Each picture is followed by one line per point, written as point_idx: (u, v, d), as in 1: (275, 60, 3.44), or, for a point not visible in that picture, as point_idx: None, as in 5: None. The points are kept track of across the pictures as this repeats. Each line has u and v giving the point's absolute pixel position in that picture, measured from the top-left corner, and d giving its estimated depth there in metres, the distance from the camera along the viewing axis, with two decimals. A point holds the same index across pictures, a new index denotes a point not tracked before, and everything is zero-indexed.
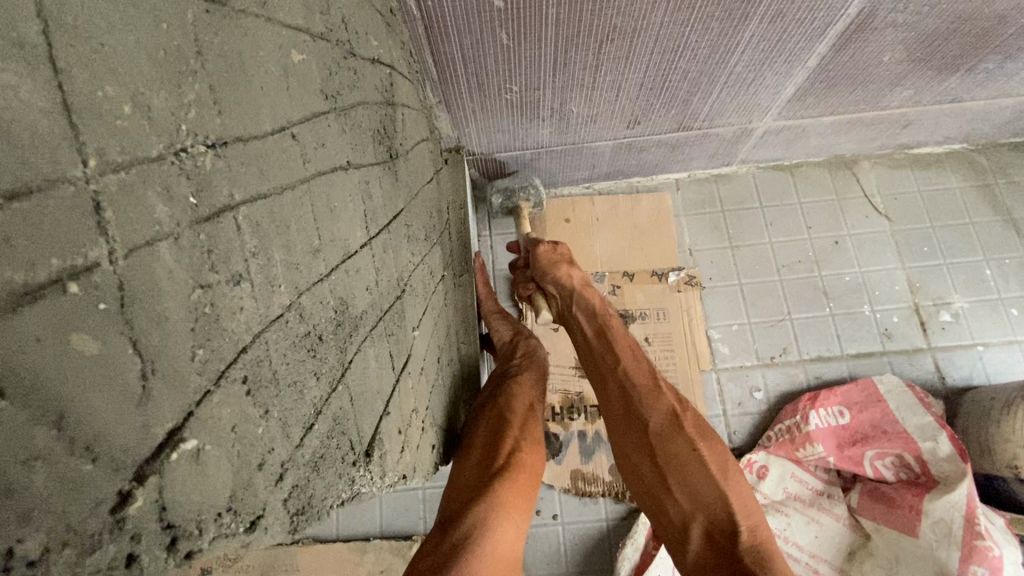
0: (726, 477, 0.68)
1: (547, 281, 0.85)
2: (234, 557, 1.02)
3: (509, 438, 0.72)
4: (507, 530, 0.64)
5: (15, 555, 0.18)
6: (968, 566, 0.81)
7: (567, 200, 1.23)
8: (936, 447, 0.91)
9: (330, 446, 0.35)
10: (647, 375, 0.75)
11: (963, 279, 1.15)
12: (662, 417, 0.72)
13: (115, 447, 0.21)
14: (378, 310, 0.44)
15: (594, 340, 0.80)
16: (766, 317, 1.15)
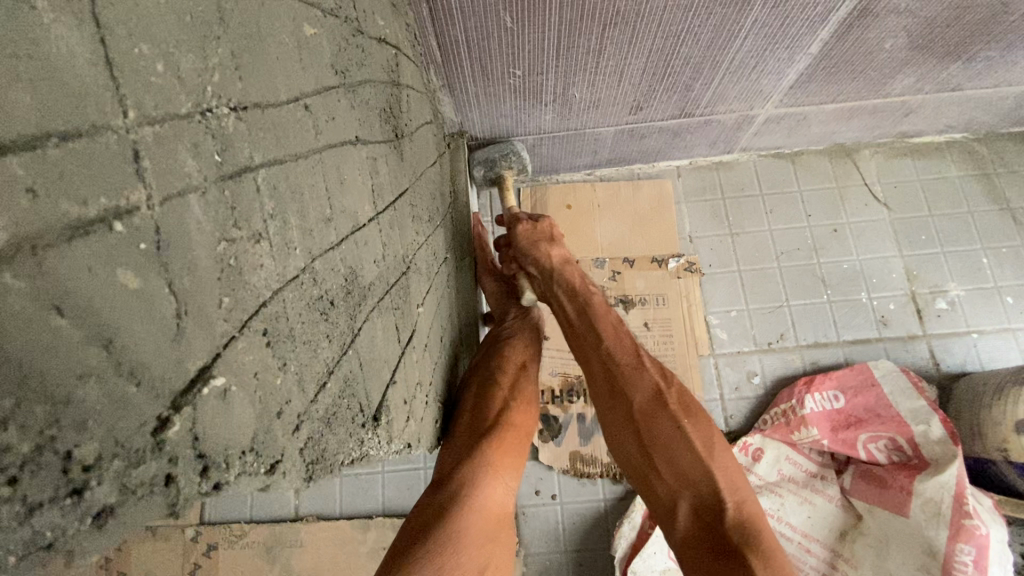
0: (712, 454, 0.69)
1: (529, 260, 0.85)
2: (241, 532, 1.06)
3: (499, 398, 0.74)
4: (498, 487, 0.67)
5: (73, 457, 0.20)
6: (956, 544, 0.83)
7: (568, 185, 1.24)
8: (928, 430, 0.93)
9: (341, 406, 0.37)
10: (631, 355, 0.77)
11: (959, 267, 1.16)
12: (647, 396, 0.73)
13: (154, 376, 0.23)
14: (385, 283, 0.46)
15: (577, 321, 0.81)
16: (764, 304, 1.16)
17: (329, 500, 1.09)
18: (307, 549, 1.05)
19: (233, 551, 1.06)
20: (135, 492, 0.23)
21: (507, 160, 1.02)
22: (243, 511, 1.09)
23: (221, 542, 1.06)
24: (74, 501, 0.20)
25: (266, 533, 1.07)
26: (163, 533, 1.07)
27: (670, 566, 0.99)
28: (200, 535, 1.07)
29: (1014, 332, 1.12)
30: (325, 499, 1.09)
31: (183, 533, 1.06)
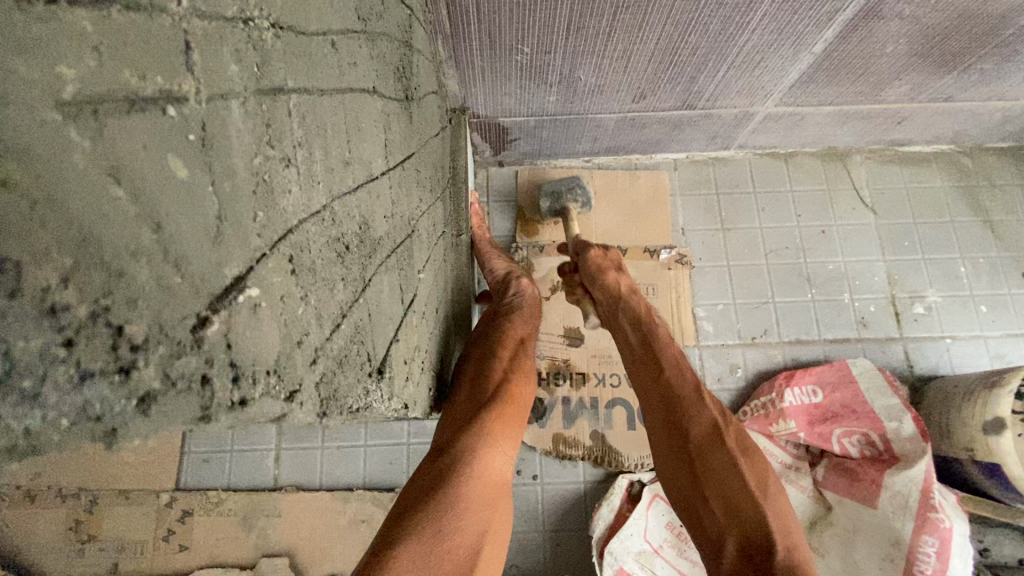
0: (764, 493, 0.71)
1: (598, 287, 0.94)
2: (218, 500, 1.05)
3: (498, 370, 0.75)
4: (496, 455, 0.67)
5: (123, 334, 0.22)
6: (920, 536, 0.86)
7: (566, 171, 1.24)
8: (900, 427, 0.97)
9: (351, 350, 0.38)
10: (691, 386, 0.81)
11: (937, 274, 1.20)
12: (704, 429, 0.76)
13: (195, 272, 0.24)
14: (393, 239, 0.46)
15: (640, 349, 0.87)
16: (751, 299, 1.18)
17: (309, 471, 1.08)
18: (284, 519, 1.04)
19: (209, 518, 1.05)
20: (177, 390, 0.24)
21: (574, 194, 1.12)
22: (220, 479, 1.08)
23: (197, 508, 1.05)
24: (122, 379, 0.22)
25: (243, 501, 1.06)
26: (137, 498, 1.06)
27: (645, 547, 1.01)
28: (176, 501, 1.06)
29: (985, 339, 1.17)
30: (305, 470, 1.08)
31: (158, 498, 1.05)
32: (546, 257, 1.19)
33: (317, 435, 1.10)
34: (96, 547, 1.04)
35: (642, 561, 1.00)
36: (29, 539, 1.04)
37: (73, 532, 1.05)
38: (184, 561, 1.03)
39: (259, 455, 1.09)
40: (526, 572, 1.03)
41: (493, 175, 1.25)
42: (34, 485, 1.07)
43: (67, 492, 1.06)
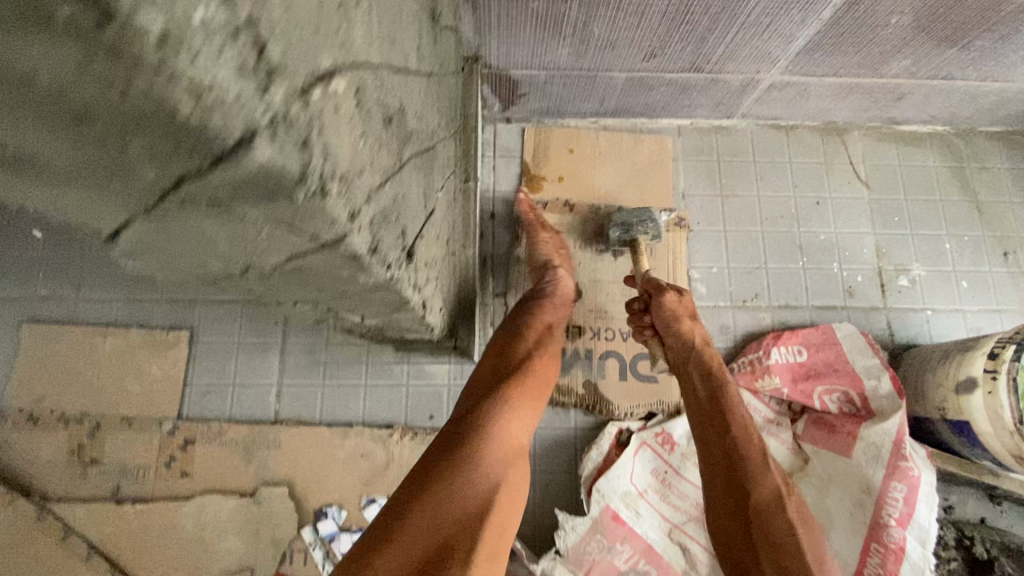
0: (818, 563, 0.81)
1: (671, 336, 0.97)
2: (220, 430, 1.08)
3: (516, 359, 0.87)
4: (511, 424, 0.77)
5: (265, 57, 0.27)
6: (890, 482, 0.95)
7: (572, 130, 1.26)
8: (878, 385, 1.02)
9: (389, 212, 0.44)
10: (758, 452, 0.88)
11: (924, 249, 1.25)
12: (770, 493, 0.85)
13: (301, 45, 0.29)
14: (417, 141, 0.50)
15: (707, 402, 0.93)
16: (745, 264, 1.22)
17: (310, 408, 1.11)
18: (285, 450, 1.08)
19: (211, 447, 1.08)
20: (285, 138, 0.29)
21: (644, 227, 1.09)
22: (222, 411, 1.11)
23: (199, 437, 1.08)
24: (263, 94, 0.27)
25: (245, 433, 1.09)
26: (140, 425, 1.09)
27: (630, 490, 1.06)
28: (178, 430, 1.08)
29: (963, 312, 1.22)
30: (306, 406, 1.11)
31: (161, 426, 1.08)
32: (548, 213, 1.22)
33: (318, 373, 1.13)
34: (99, 470, 1.07)
35: (627, 501, 1.05)
36: (30, 459, 1.06)
37: (76, 456, 1.07)
38: (185, 486, 1.06)
39: (261, 389, 1.12)
40: None
41: (500, 130, 1.26)
42: (37, 409, 1.09)
43: (70, 416, 1.09)
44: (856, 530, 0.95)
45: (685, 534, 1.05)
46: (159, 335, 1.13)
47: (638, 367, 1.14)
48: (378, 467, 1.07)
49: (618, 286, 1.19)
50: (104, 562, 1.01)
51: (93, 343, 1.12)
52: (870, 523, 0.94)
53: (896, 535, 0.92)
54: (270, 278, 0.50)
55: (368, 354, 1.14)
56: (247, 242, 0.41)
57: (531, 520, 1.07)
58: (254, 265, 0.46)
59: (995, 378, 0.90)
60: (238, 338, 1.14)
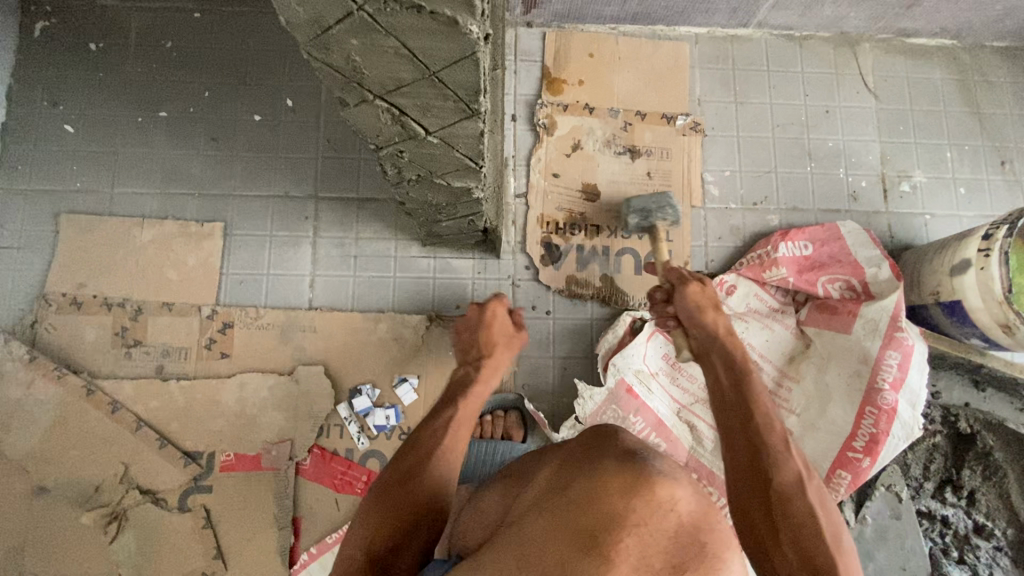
0: (838, 545, 0.65)
1: (694, 326, 0.85)
2: (256, 315, 1.15)
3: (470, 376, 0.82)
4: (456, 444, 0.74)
5: None
6: (885, 351, 1.03)
7: (591, 35, 1.28)
8: (878, 272, 1.10)
9: None
10: (779, 437, 0.71)
11: (925, 157, 1.30)
12: (793, 479, 0.68)
13: None
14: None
15: (730, 393, 0.76)
16: (755, 168, 1.28)
17: (341, 296, 1.17)
18: (319, 334, 1.14)
19: (248, 331, 1.14)
20: None
21: (663, 213, 1.04)
22: (257, 298, 1.16)
23: (237, 321, 1.14)
24: None
25: (280, 318, 1.15)
26: (180, 309, 1.14)
27: (642, 368, 1.15)
28: (217, 314, 1.14)
29: (959, 217, 1.28)
30: (338, 294, 1.17)
31: (200, 311, 1.14)
32: (568, 116, 1.25)
33: (348, 264, 1.18)
34: (142, 350, 1.12)
35: (640, 377, 1.14)
36: (76, 341, 1.12)
37: (119, 337, 1.13)
38: (225, 367, 1.13)
39: (293, 279, 1.17)
40: (536, 390, 1.16)
41: (522, 35, 1.29)
42: (80, 294, 1.13)
43: (112, 301, 1.14)
44: (851, 397, 1.05)
45: (693, 413, 1.15)
46: (194, 227, 1.17)
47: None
48: (407, 351, 1.15)
49: (634, 187, 1.24)
50: (153, 432, 1.08)
51: (131, 234, 1.16)
52: (865, 389, 1.04)
53: (889, 397, 1.02)
54: (370, 33, 0.41)
55: (395, 247, 1.19)
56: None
57: (549, 400, 1.16)
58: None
59: (988, 255, 0.97)
60: (269, 231, 1.19)
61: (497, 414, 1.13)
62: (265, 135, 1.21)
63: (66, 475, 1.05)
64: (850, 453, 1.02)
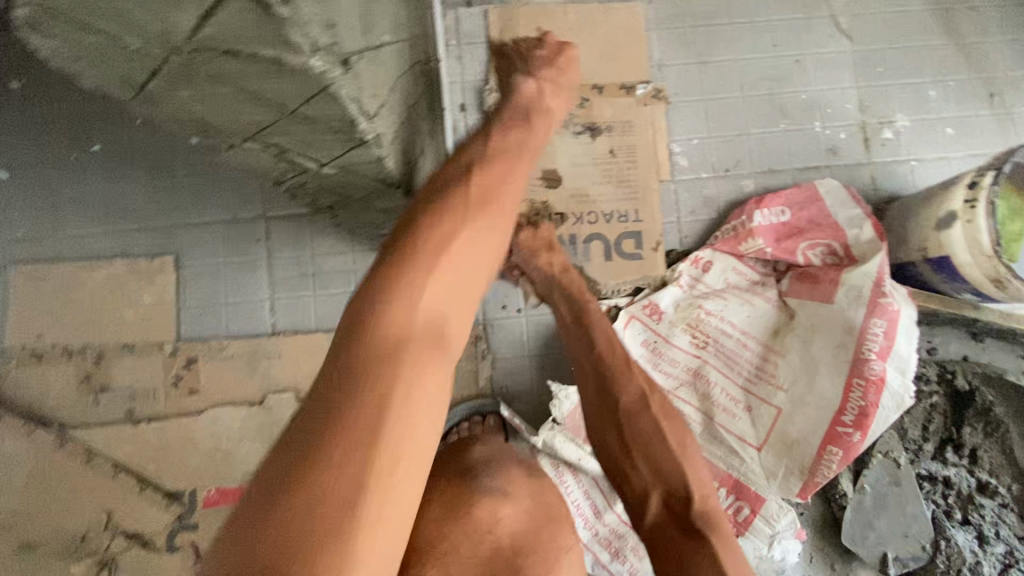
0: (684, 454, 0.80)
1: (531, 271, 0.95)
2: (219, 346, 1.12)
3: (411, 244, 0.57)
4: (409, 301, 0.55)
5: None
6: (871, 319, 0.98)
7: (532, 9, 1.19)
8: (860, 233, 1.04)
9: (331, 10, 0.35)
10: (620, 357, 0.86)
11: (907, 99, 1.21)
12: (634, 397, 0.82)
13: None
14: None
15: (572, 323, 0.91)
16: (724, 132, 1.20)
17: (305, 317, 1.14)
18: (286, 359, 1.11)
19: (214, 363, 1.12)
20: None
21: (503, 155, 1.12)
22: (219, 328, 1.13)
23: (201, 355, 1.11)
24: None
25: (244, 347, 1.12)
26: (141, 349, 1.11)
27: None
28: (180, 350, 1.11)
29: (948, 160, 1.20)
30: (301, 315, 1.13)
31: (162, 348, 1.11)
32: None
33: (307, 284, 1.15)
34: (110, 395, 1.10)
35: None
36: (41, 393, 1.09)
37: (86, 384, 1.10)
38: (196, 402, 1.11)
39: (253, 305, 1.14)
40: (515, 391, 1.13)
41: (462, 15, 1.20)
42: (38, 345, 1.10)
43: (72, 348, 1.11)
44: (838, 369, 1.00)
45: (677, 397, 1.09)
46: (144, 263, 1.13)
47: (623, 247, 1.15)
48: None
49: (596, 167, 1.17)
50: (131, 477, 1.07)
51: (81, 278, 1.12)
52: (852, 360, 0.99)
53: (877, 367, 0.97)
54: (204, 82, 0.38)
55: (354, 260, 1.14)
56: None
57: (529, 400, 1.13)
58: (174, 40, 0.32)
59: (974, 207, 0.90)
60: (222, 259, 1.14)
61: (475, 422, 1.09)
62: (203, 158, 1.15)
63: (50, 528, 1.05)
64: (839, 428, 0.98)
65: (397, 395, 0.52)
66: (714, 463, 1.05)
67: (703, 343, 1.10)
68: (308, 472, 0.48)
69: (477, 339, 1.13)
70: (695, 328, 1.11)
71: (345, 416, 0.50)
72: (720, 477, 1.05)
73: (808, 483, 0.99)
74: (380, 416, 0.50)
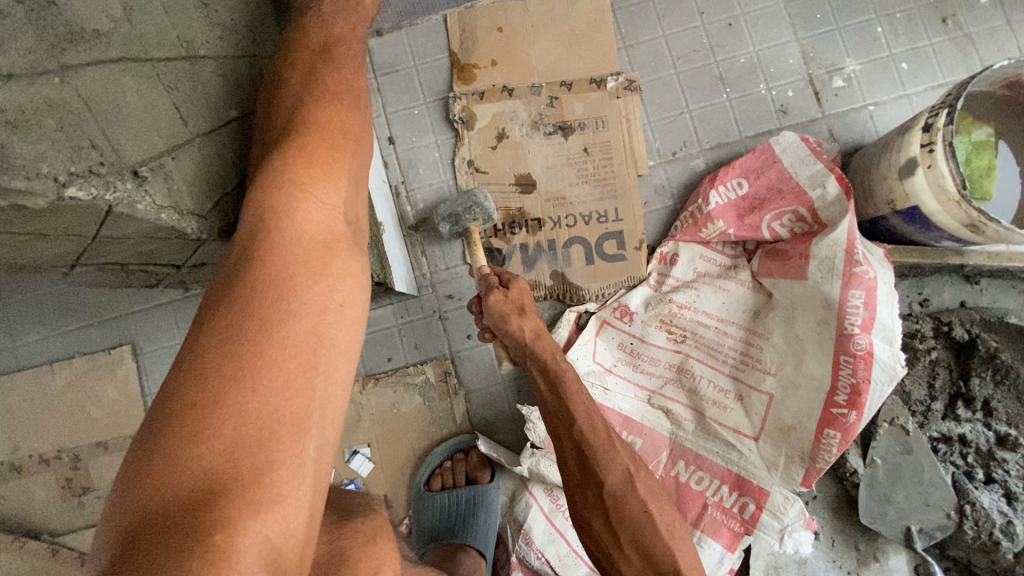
0: (672, 535, 0.77)
1: (504, 335, 0.91)
2: None
3: (246, 245, 0.54)
4: (267, 306, 0.51)
5: None
6: (847, 291, 0.91)
7: (498, 4, 1.14)
8: (824, 192, 0.97)
9: (69, 155, 0.49)
10: (602, 432, 0.83)
11: (854, 42, 1.14)
12: (618, 478, 0.79)
13: None
14: (124, 49, 0.53)
15: (550, 397, 0.87)
16: (666, 114, 1.14)
17: None
18: None
19: None
20: None
21: (472, 214, 1.01)
22: None
23: None
24: None
25: None
26: (115, 445, 1.10)
27: (595, 367, 1.05)
28: None
29: (909, 98, 1.13)
30: None
31: (135, 441, 1.10)
32: (486, 102, 1.13)
33: None
34: (93, 496, 1.09)
35: (594, 379, 1.05)
36: (26, 505, 1.08)
37: (68, 489, 1.09)
38: None
39: None
40: (495, 422, 1.09)
41: (375, 47, 1.16)
42: (15, 458, 1.09)
43: (47, 456, 1.09)
44: (824, 347, 0.93)
45: (665, 397, 1.04)
46: (103, 357, 1.12)
47: (603, 248, 1.10)
48: (350, 421, 1.08)
49: (570, 168, 1.12)
50: None
51: (44, 383, 1.11)
52: (836, 336, 0.92)
53: (862, 341, 0.90)
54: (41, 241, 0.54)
55: None
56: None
57: (511, 428, 1.09)
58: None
59: (932, 150, 0.83)
60: (178, 339, 1.13)
61: (458, 459, 1.07)
62: None
63: None
64: (833, 410, 0.92)
65: (270, 387, 0.49)
66: (711, 460, 1.00)
67: (681, 337, 1.04)
68: (178, 464, 0.45)
69: (447, 376, 1.09)
70: (670, 324, 1.05)
71: (208, 413, 0.47)
72: (720, 473, 1.00)
73: (811, 470, 0.94)
74: (254, 410, 0.48)
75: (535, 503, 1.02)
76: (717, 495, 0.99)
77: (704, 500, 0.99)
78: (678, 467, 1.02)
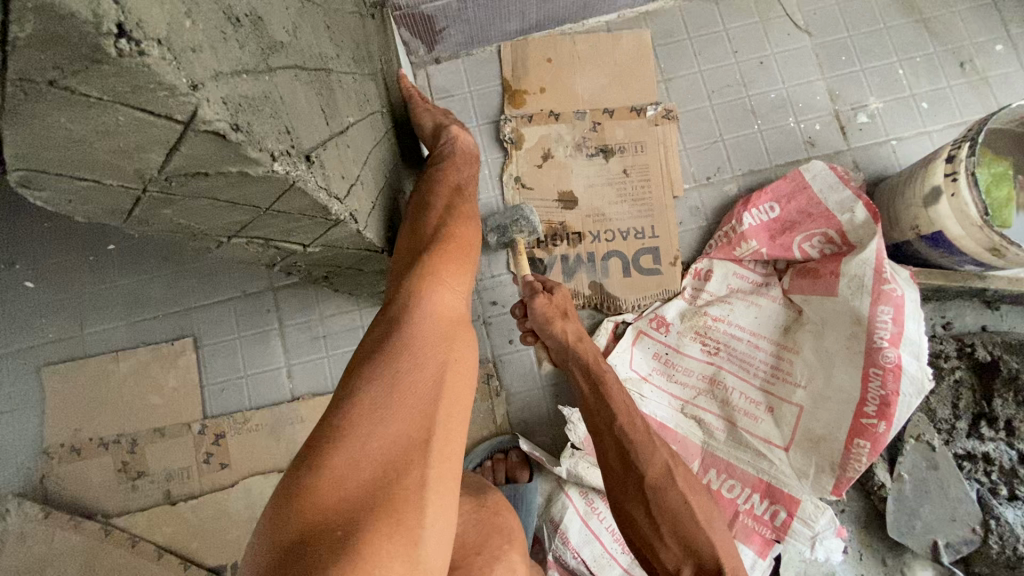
0: (712, 529, 0.81)
1: (547, 335, 0.98)
2: (245, 419, 1.16)
3: (395, 311, 0.71)
4: (411, 356, 0.67)
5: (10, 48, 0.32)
6: (876, 307, 0.97)
7: (548, 39, 1.24)
8: (853, 217, 1.03)
9: (271, 136, 0.48)
10: (642, 430, 0.87)
11: (876, 82, 1.23)
12: (658, 470, 0.84)
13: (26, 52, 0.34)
14: (295, 53, 0.54)
15: (592, 396, 0.93)
16: (701, 141, 1.23)
17: (323, 379, 1.19)
18: (308, 422, 1.16)
19: (242, 436, 1.16)
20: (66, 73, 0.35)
21: (518, 226, 1.08)
22: (243, 401, 1.18)
23: (228, 430, 1.16)
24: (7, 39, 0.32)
25: (268, 416, 1.17)
26: (171, 432, 1.16)
27: (632, 375, 1.11)
28: (207, 428, 1.16)
29: (929, 134, 1.21)
30: (320, 377, 1.19)
31: (191, 428, 1.15)
32: (535, 126, 1.22)
33: (320, 346, 1.20)
34: (147, 480, 1.14)
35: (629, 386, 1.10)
36: (83, 487, 1.13)
37: (124, 473, 1.14)
38: (227, 477, 1.14)
39: (272, 373, 1.19)
40: (533, 424, 1.14)
41: (433, 73, 1.26)
42: (76, 440, 1.15)
43: (107, 440, 1.15)
44: (854, 360, 0.99)
45: (698, 407, 1.09)
46: (166, 347, 1.19)
47: (641, 263, 1.17)
48: None
49: (611, 188, 1.20)
50: (175, 557, 1.10)
51: (109, 370, 1.18)
52: (865, 351, 0.98)
53: (891, 355, 0.95)
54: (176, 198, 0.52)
55: (362, 317, 1.21)
56: (114, 136, 0.41)
57: (548, 430, 1.14)
58: (145, 175, 0.47)
59: (956, 179, 0.90)
60: (236, 333, 1.20)
61: (497, 458, 1.12)
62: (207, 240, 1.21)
63: None
64: (863, 420, 0.97)
65: (408, 418, 0.62)
66: (743, 468, 1.04)
67: (714, 349, 1.10)
68: (338, 474, 0.57)
69: (489, 377, 1.15)
70: (704, 336, 1.11)
71: (363, 432, 0.60)
72: (751, 481, 1.03)
73: (841, 479, 0.98)
74: (395, 432, 0.61)
75: (570, 504, 1.07)
76: (748, 503, 1.03)
77: (736, 507, 1.03)
78: (709, 474, 1.06)
